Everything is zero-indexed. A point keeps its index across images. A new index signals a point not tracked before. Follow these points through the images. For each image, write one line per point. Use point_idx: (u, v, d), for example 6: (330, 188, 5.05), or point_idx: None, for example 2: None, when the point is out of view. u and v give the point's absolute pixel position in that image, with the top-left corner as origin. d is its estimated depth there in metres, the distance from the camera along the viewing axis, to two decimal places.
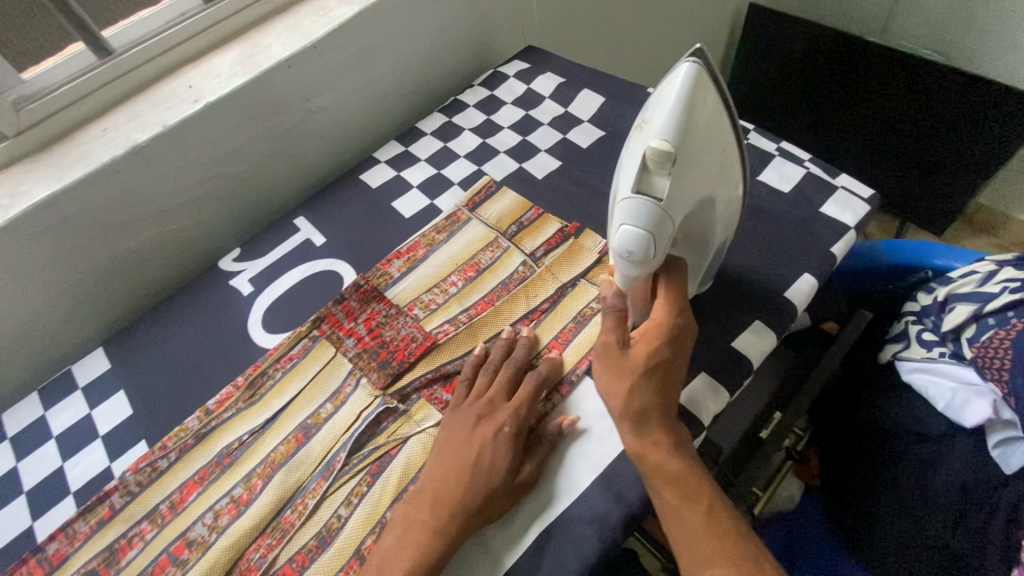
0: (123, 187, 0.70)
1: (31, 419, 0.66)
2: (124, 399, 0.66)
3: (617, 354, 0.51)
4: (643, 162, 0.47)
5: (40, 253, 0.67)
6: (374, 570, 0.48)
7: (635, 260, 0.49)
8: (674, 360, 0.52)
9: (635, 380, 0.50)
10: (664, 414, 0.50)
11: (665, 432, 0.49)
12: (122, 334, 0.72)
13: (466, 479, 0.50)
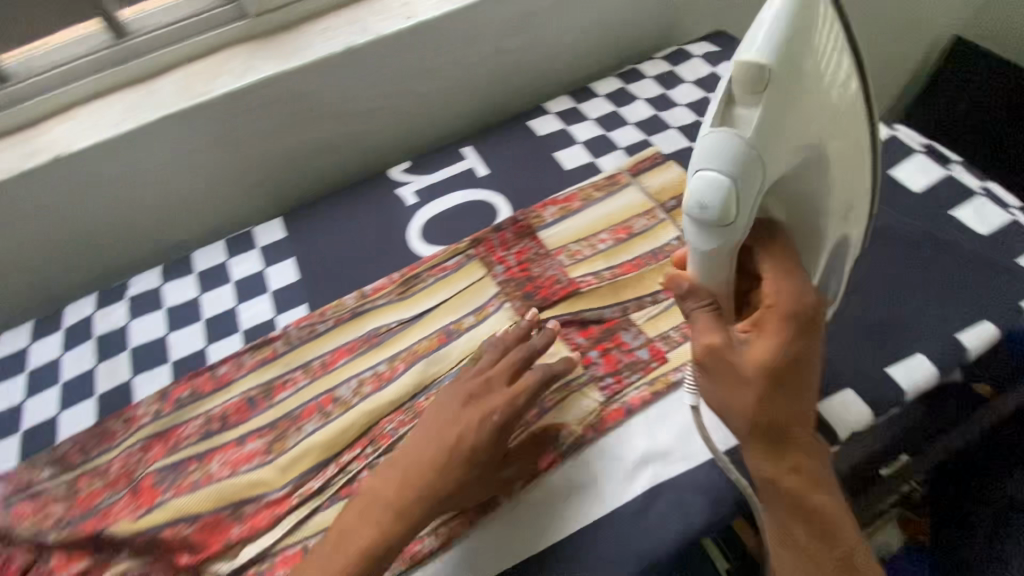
0: (331, 82, 0.77)
1: (214, 263, 0.76)
2: (293, 266, 0.74)
3: (727, 361, 0.42)
4: (726, 90, 0.37)
5: (253, 123, 0.76)
6: (331, 536, 0.48)
7: (705, 221, 0.39)
8: (801, 365, 0.43)
9: (755, 399, 0.41)
10: (790, 431, 0.42)
11: (790, 459, 0.42)
12: (301, 211, 0.80)
13: (439, 463, 0.48)
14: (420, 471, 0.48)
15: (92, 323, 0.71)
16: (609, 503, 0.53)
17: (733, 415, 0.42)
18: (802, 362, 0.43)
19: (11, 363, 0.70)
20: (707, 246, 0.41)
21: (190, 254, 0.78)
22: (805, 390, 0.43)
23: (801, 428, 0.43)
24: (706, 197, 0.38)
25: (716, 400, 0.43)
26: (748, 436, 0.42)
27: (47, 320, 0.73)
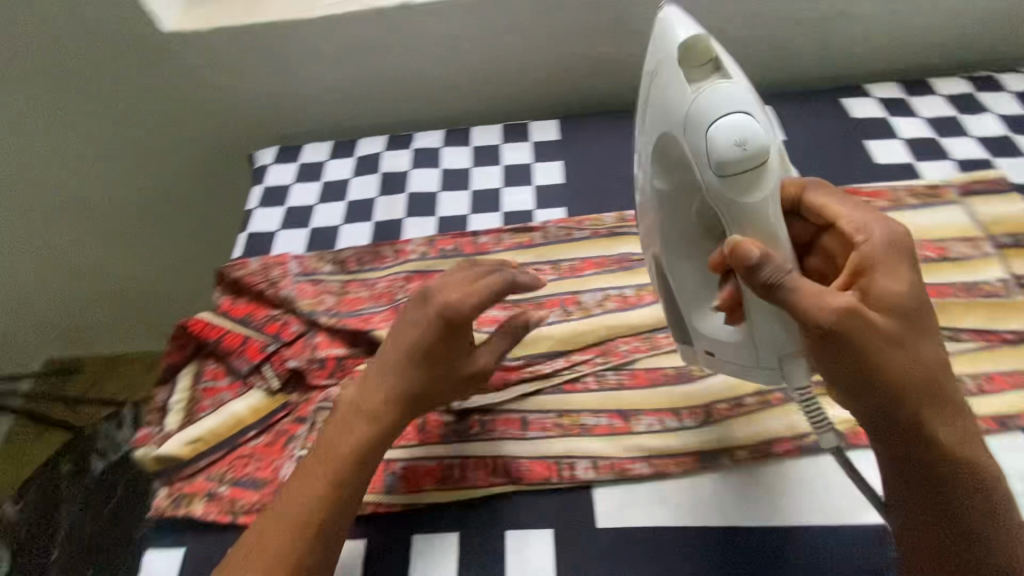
0: (659, 1, 0.76)
1: (488, 143, 0.80)
2: (560, 170, 0.76)
3: (842, 319, 0.39)
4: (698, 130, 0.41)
5: (572, 22, 0.78)
6: (289, 486, 0.45)
7: (750, 159, 0.40)
8: (899, 287, 0.41)
9: (874, 343, 0.39)
10: (910, 361, 0.40)
11: (924, 400, 0.39)
12: (579, 120, 0.82)
13: (389, 389, 0.48)
14: (380, 365, 0.49)
15: (380, 160, 0.80)
16: (730, 522, 0.49)
17: (861, 369, 0.39)
18: (903, 283, 0.41)
19: (308, 171, 0.81)
20: (761, 198, 0.41)
21: (468, 128, 0.83)
22: (921, 317, 0.41)
23: (927, 353, 0.40)
24: (734, 134, 0.39)
25: (834, 361, 0.40)
26: (874, 390, 0.40)
27: (343, 146, 0.83)
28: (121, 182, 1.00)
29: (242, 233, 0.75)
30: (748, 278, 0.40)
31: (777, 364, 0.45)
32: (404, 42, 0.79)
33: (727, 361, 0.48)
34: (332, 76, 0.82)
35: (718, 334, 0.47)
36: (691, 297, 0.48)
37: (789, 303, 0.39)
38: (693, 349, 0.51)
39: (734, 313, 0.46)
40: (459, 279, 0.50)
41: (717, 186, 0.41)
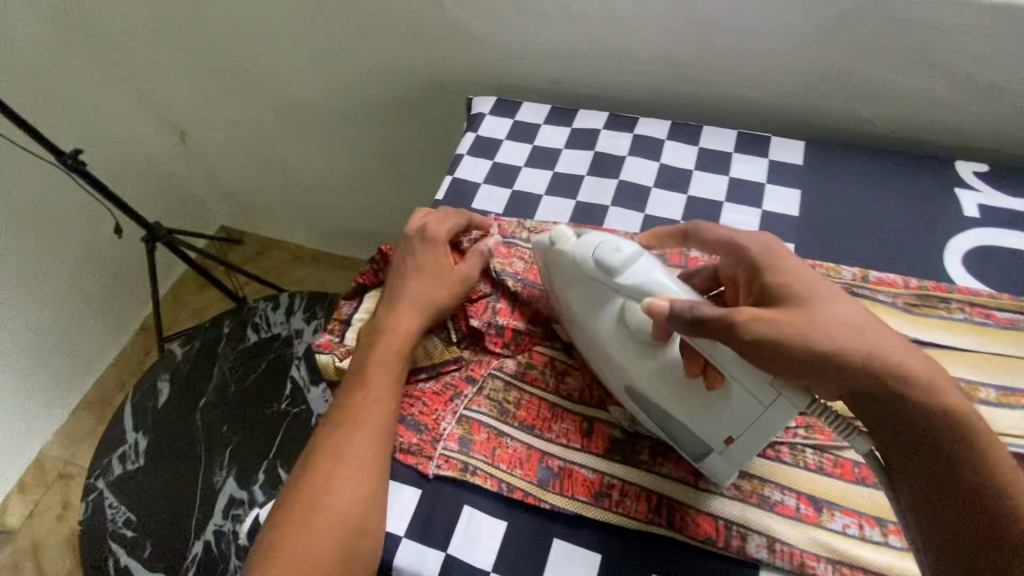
0: (998, 37, 0.62)
1: (720, 148, 0.73)
2: (796, 200, 0.68)
3: (737, 314, 0.42)
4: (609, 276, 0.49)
5: (870, 38, 0.66)
6: (324, 481, 0.48)
7: (631, 258, 0.49)
8: (770, 274, 0.46)
9: (776, 333, 0.42)
10: (819, 321, 0.43)
11: (843, 356, 0.42)
12: (831, 147, 0.72)
13: (380, 382, 0.54)
14: (390, 307, 0.58)
15: (599, 138, 0.76)
16: None
17: (776, 343, 0.42)
18: (775, 271, 0.46)
19: (523, 131, 0.79)
20: (631, 278, 0.48)
21: (700, 126, 0.76)
22: (800, 282, 0.45)
23: (820, 307, 0.43)
24: (596, 251, 0.50)
25: (762, 352, 0.42)
26: (800, 361, 0.42)
27: (562, 113, 0.80)
28: (341, 91, 1.07)
29: (448, 176, 0.76)
30: (673, 322, 0.45)
31: (772, 396, 0.43)
32: (666, 20, 0.72)
33: (744, 432, 0.45)
34: (576, 39, 0.78)
35: (715, 413, 0.47)
36: (666, 394, 0.49)
37: (688, 323, 0.44)
38: (716, 448, 0.48)
39: (710, 377, 0.47)
40: (444, 219, 0.63)
41: (606, 292, 0.51)
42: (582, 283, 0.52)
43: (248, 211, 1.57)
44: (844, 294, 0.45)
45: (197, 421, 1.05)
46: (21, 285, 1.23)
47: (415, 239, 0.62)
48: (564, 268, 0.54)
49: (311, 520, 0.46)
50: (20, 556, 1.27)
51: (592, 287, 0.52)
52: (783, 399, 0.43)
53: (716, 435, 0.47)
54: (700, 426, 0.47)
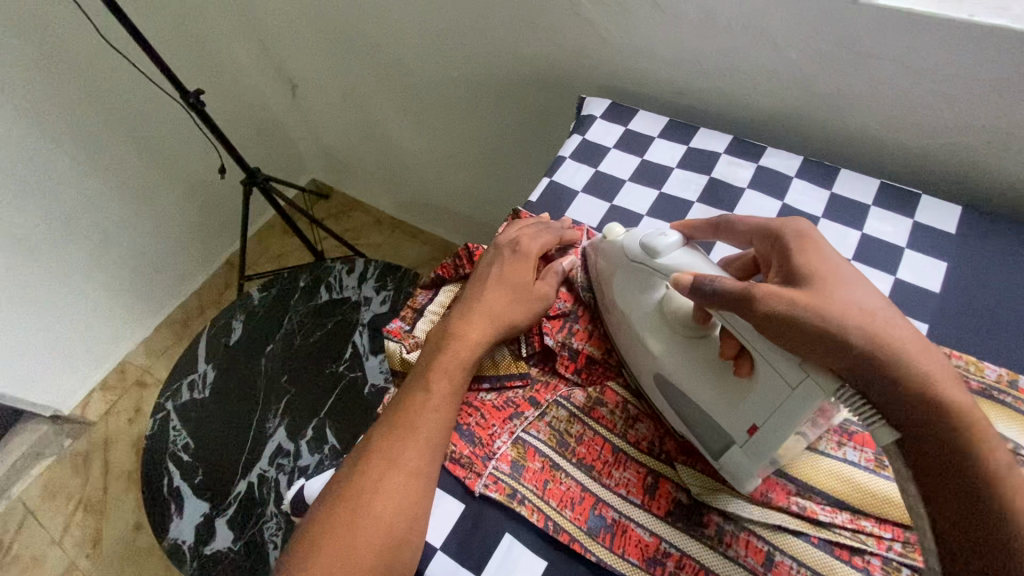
0: None
1: (855, 198, 0.64)
2: (938, 274, 0.59)
3: (752, 288, 0.42)
4: (648, 260, 0.52)
5: None
6: (371, 483, 0.47)
7: (672, 246, 0.51)
8: (799, 255, 0.45)
9: (781, 304, 0.41)
10: (832, 298, 0.41)
11: (851, 332, 0.39)
12: (996, 217, 0.62)
13: (442, 391, 0.52)
14: (464, 311, 0.56)
15: (717, 163, 0.70)
16: None
17: (789, 319, 0.41)
18: (803, 251, 0.46)
19: (633, 141, 0.74)
20: (672, 259, 0.51)
21: (837, 168, 0.68)
22: (821, 263, 0.44)
23: (834, 287, 0.42)
24: (643, 237, 0.53)
25: (775, 327, 0.41)
26: (813, 338, 0.39)
27: (680, 127, 0.74)
28: (449, 66, 1.05)
29: (546, 177, 0.72)
30: (697, 295, 0.46)
31: (799, 376, 0.41)
32: (825, 45, 0.63)
33: (768, 419, 0.44)
34: (713, 51, 0.71)
35: (740, 401, 0.46)
36: (699, 376, 0.49)
37: (708, 295, 0.45)
38: (738, 440, 0.47)
39: (739, 364, 0.47)
40: (538, 234, 0.61)
41: (648, 277, 0.53)
42: (624, 269, 0.55)
43: (339, 169, 1.61)
44: (869, 284, 0.43)
45: (262, 366, 1.10)
46: (131, 206, 1.33)
47: (506, 249, 0.60)
48: (613, 254, 0.56)
49: (355, 523, 0.45)
50: (94, 448, 1.40)
51: (633, 272, 0.54)
52: (808, 379, 0.41)
53: (740, 422, 0.46)
54: (725, 413, 0.47)
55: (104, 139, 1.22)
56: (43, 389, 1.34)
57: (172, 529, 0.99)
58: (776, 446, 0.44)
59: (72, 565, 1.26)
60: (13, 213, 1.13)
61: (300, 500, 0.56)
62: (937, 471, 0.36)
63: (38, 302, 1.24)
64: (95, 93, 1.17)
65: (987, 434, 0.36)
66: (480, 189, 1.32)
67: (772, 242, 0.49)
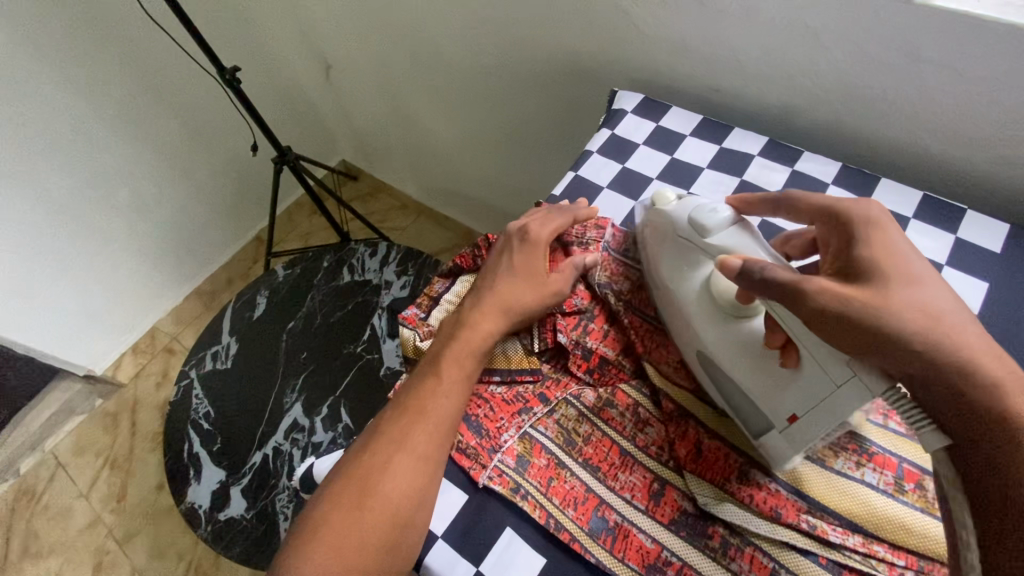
0: None
1: (895, 209, 0.61)
2: (979, 295, 0.56)
3: (806, 281, 0.42)
4: (698, 236, 0.52)
5: None
6: (379, 465, 0.48)
7: (721, 224, 0.51)
8: (861, 247, 0.45)
9: (831, 300, 0.41)
10: (897, 302, 0.41)
11: (909, 338, 0.39)
12: None
13: (451, 375, 0.52)
14: (476, 302, 0.56)
15: (750, 165, 0.67)
16: None
17: (844, 317, 0.40)
18: (868, 244, 0.45)
19: (664, 138, 0.72)
20: (725, 238, 0.51)
21: (877, 177, 0.65)
22: (890, 260, 0.43)
23: (901, 288, 0.41)
24: (691, 212, 0.53)
25: (825, 324, 0.41)
26: (867, 340, 0.40)
27: (714, 126, 0.72)
28: (480, 52, 1.04)
29: (572, 171, 0.71)
30: (745, 281, 0.45)
31: (847, 374, 0.41)
32: (872, 45, 0.60)
33: (810, 410, 0.44)
34: (752, 47, 0.68)
35: (783, 391, 0.46)
36: (734, 361, 0.49)
37: (755, 283, 0.44)
38: (778, 426, 0.46)
39: (786, 353, 0.46)
40: (548, 220, 0.61)
41: (696, 255, 0.53)
42: (671, 244, 0.55)
43: (368, 150, 1.62)
44: (941, 287, 0.42)
45: (283, 342, 1.12)
46: (165, 177, 1.37)
47: (516, 237, 0.60)
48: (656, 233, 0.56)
49: (362, 505, 0.46)
50: (123, 408, 1.46)
51: (681, 248, 0.54)
52: (857, 378, 0.40)
53: (781, 410, 0.46)
54: (766, 403, 0.47)
55: (142, 110, 1.25)
56: (76, 349, 1.40)
57: (190, 493, 1.03)
58: (815, 436, 0.44)
59: (97, 519, 1.32)
60: (53, 177, 1.17)
61: (310, 479, 0.57)
62: (989, 490, 0.36)
63: (74, 265, 1.29)
64: (134, 64, 1.20)
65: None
66: (504, 177, 1.32)
67: (839, 232, 0.47)
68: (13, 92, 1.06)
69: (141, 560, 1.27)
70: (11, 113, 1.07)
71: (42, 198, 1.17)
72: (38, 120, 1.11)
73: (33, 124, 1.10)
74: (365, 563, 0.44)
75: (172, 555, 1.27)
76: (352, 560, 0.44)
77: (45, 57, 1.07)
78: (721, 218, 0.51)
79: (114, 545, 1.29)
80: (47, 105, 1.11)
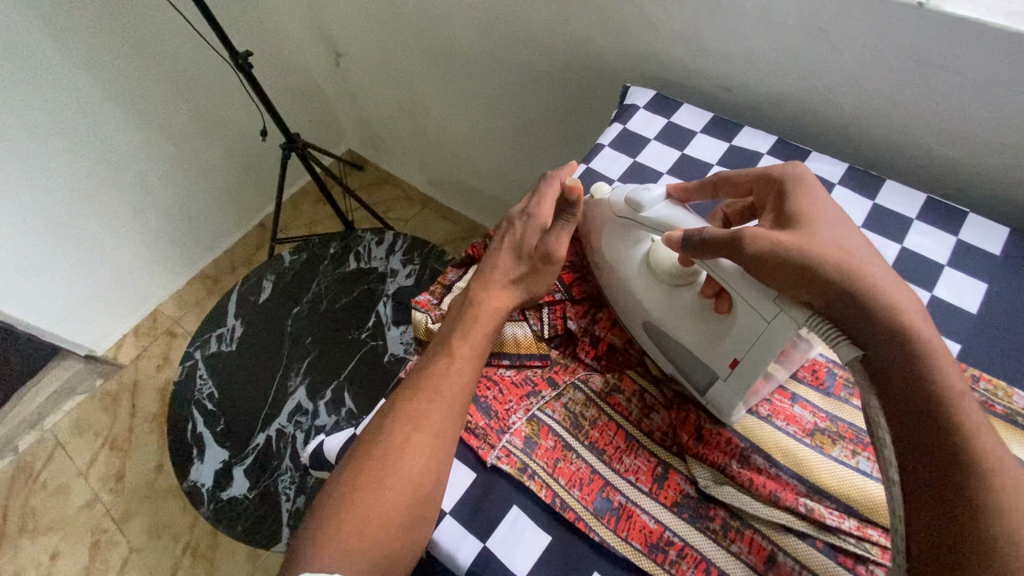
0: None
1: (897, 211, 0.63)
2: (979, 295, 0.57)
3: (740, 232, 0.46)
4: (631, 215, 0.56)
5: None
6: (396, 445, 0.48)
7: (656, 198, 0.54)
8: (792, 200, 0.49)
9: (770, 245, 0.45)
10: (818, 238, 0.45)
11: (827, 264, 0.43)
12: None
13: (462, 354, 0.53)
14: (487, 280, 0.57)
15: (759, 163, 0.69)
16: None
17: (777, 256, 0.44)
18: (798, 195, 0.49)
19: (675, 134, 0.73)
20: (654, 214, 0.54)
21: (883, 178, 0.66)
22: (812, 203, 0.48)
23: (818, 228, 0.46)
24: (627, 193, 0.56)
25: (762, 266, 0.45)
26: (796, 272, 0.44)
27: (725, 124, 0.73)
28: (491, 44, 1.05)
29: (582, 163, 0.73)
30: (684, 246, 0.49)
31: (773, 310, 0.45)
32: (883, 51, 0.62)
33: (749, 352, 0.48)
34: (766, 49, 0.69)
35: (723, 338, 0.50)
36: (683, 317, 0.53)
37: (696, 245, 0.48)
38: (722, 375, 0.50)
39: (719, 300, 0.52)
40: (542, 196, 0.60)
41: (633, 232, 0.57)
42: (610, 224, 0.58)
43: (376, 141, 1.63)
44: (853, 228, 0.47)
45: (288, 326, 1.13)
46: (172, 159, 1.37)
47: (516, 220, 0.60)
48: (599, 213, 0.59)
49: (383, 481, 0.47)
50: (123, 389, 1.47)
51: (619, 228, 0.57)
52: (784, 315, 0.45)
53: (723, 356, 0.50)
54: (709, 351, 0.51)
55: (152, 93, 1.26)
56: (79, 329, 1.40)
57: (193, 472, 1.04)
58: (756, 376, 0.48)
59: (95, 498, 1.33)
60: (62, 155, 1.18)
61: (319, 455, 0.58)
62: (902, 393, 0.39)
63: (79, 244, 1.29)
64: (146, 46, 1.20)
65: (941, 356, 0.39)
66: (511, 171, 1.33)
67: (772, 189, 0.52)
68: (25, 70, 1.07)
69: (138, 540, 1.28)
70: (22, 89, 1.07)
71: (50, 176, 1.18)
72: (51, 98, 1.12)
73: (46, 101, 1.11)
74: (392, 536, 0.46)
75: (169, 536, 1.28)
76: (379, 533, 0.46)
77: (60, 35, 1.08)
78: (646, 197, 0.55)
79: (112, 524, 1.30)
80: (59, 82, 1.12)
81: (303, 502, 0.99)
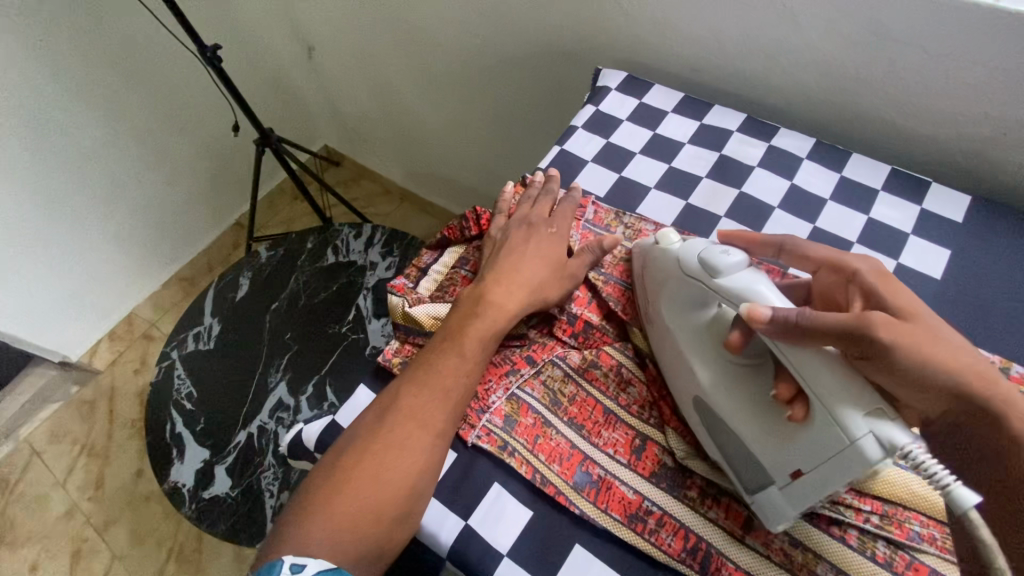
0: None
1: (863, 182, 0.64)
2: (942, 261, 0.59)
3: (864, 323, 0.40)
4: (708, 278, 0.48)
5: None
6: (397, 443, 0.47)
7: (738, 263, 0.47)
8: (888, 291, 0.45)
9: (897, 345, 0.40)
10: (936, 343, 0.41)
11: (955, 377, 0.41)
12: (1002, 207, 0.62)
13: (477, 358, 0.52)
14: (500, 279, 0.57)
15: (728, 140, 0.70)
16: None
17: (889, 353, 0.40)
18: (891, 290, 0.45)
19: (647, 114, 0.74)
20: (734, 282, 0.46)
21: (850, 152, 0.68)
22: (913, 301, 0.44)
23: (933, 330, 0.42)
24: (704, 251, 0.49)
25: (879, 361, 0.41)
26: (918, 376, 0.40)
27: (694, 103, 0.74)
28: (463, 32, 1.05)
29: (557, 146, 0.73)
30: (777, 329, 0.42)
31: (863, 429, 0.38)
32: (846, 26, 0.62)
33: (816, 467, 0.41)
34: (733, 27, 0.70)
35: (789, 443, 0.43)
36: (736, 404, 0.47)
37: (796, 328, 0.41)
38: (778, 481, 0.44)
39: (795, 405, 0.43)
40: (564, 211, 0.63)
41: (700, 296, 0.50)
42: (674, 280, 0.51)
43: (351, 135, 1.61)
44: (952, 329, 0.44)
45: (267, 322, 1.12)
46: (143, 159, 1.34)
47: (539, 224, 0.61)
48: (663, 262, 0.53)
49: (379, 478, 0.46)
50: (100, 396, 1.43)
51: (684, 289, 0.50)
52: (870, 436, 0.38)
53: (784, 464, 0.43)
54: (770, 451, 0.44)
55: (119, 90, 1.23)
56: (51, 336, 1.37)
57: (174, 472, 1.02)
58: (819, 494, 0.42)
59: (75, 506, 1.30)
60: (26, 157, 1.14)
61: (298, 444, 0.58)
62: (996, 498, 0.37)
63: (48, 248, 1.26)
64: (110, 41, 1.17)
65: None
66: (488, 161, 1.33)
67: (844, 278, 0.47)
68: None
69: (120, 547, 1.25)
70: None
71: (15, 178, 1.14)
72: (11, 97, 1.08)
73: (9, 101, 1.08)
74: (380, 528, 0.45)
75: (152, 541, 1.26)
76: (363, 526, 0.45)
77: (18, 31, 1.05)
78: (726, 261, 0.47)
79: (92, 532, 1.27)
80: (19, 81, 1.08)
81: (287, 497, 0.98)
